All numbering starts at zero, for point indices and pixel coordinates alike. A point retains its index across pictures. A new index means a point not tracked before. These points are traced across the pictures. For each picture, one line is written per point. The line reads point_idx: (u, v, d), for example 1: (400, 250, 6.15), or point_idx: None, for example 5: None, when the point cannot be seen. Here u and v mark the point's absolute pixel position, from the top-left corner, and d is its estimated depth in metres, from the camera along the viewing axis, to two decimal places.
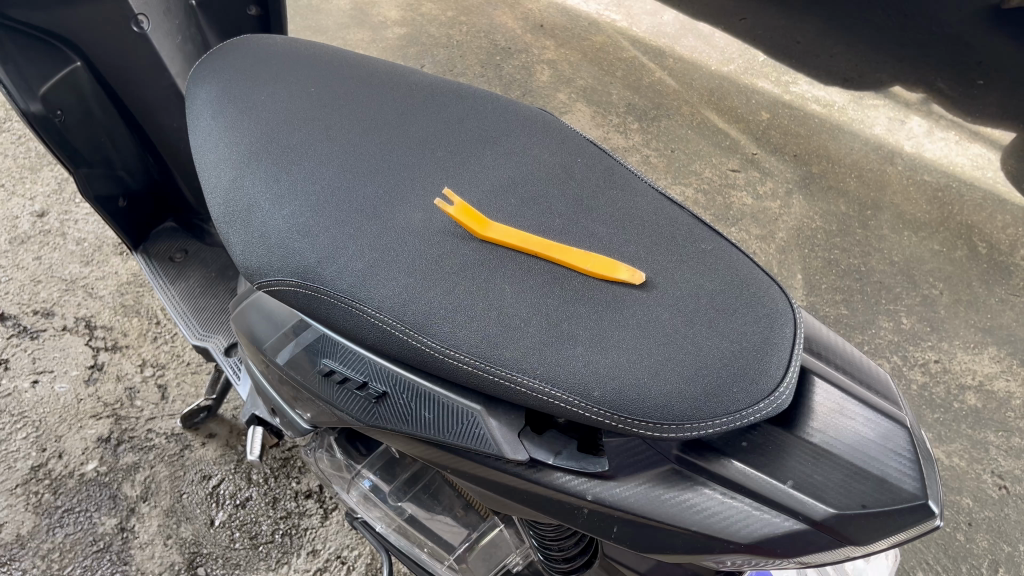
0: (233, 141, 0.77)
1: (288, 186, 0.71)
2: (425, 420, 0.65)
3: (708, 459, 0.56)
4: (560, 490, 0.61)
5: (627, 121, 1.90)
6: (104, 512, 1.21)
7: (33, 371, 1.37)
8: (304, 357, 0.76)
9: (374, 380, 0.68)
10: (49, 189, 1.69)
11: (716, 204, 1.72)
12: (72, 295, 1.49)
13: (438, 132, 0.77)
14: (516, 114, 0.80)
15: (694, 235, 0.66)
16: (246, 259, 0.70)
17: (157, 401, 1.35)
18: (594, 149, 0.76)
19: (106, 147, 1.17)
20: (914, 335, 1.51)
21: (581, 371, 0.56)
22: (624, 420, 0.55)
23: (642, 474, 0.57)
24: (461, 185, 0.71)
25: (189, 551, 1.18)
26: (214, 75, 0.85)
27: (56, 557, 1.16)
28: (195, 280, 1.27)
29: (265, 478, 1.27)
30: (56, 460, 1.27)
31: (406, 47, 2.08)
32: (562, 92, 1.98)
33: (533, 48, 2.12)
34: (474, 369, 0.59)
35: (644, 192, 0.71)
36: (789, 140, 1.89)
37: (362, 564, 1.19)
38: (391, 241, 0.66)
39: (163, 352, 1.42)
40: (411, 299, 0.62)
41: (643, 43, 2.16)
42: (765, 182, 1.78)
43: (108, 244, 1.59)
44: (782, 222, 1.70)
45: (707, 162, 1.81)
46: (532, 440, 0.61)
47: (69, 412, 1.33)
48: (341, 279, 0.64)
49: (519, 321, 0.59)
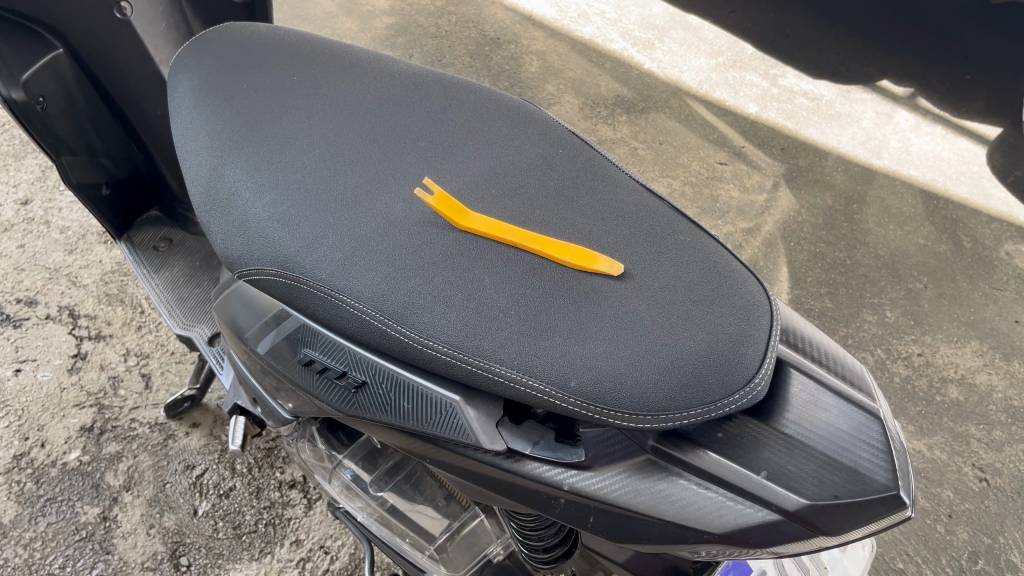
0: (214, 130, 0.77)
1: (269, 175, 0.71)
2: (404, 410, 0.65)
3: (683, 450, 0.56)
4: (537, 481, 0.61)
5: (615, 113, 1.89)
6: (86, 501, 1.21)
7: (16, 359, 1.36)
8: (285, 346, 0.76)
9: (354, 370, 0.68)
10: (33, 176, 1.68)
11: (702, 196, 1.72)
12: (55, 283, 1.49)
13: (420, 122, 0.77)
14: (498, 104, 0.79)
15: (674, 226, 0.66)
16: (226, 248, 0.70)
17: (142, 390, 1.35)
18: (576, 140, 0.76)
19: (89, 136, 1.16)
20: (898, 328, 1.52)
21: (558, 361, 0.56)
22: (600, 411, 0.55)
23: (618, 464, 0.58)
24: (442, 175, 0.71)
25: (172, 540, 1.17)
26: (196, 63, 0.85)
27: (38, 545, 1.16)
28: (180, 269, 1.26)
29: (249, 468, 1.27)
30: (38, 449, 1.26)
31: (395, 36, 2.07)
32: (550, 83, 1.97)
33: (522, 38, 2.11)
34: (452, 360, 0.59)
35: (624, 184, 0.71)
36: (777, 132, 1.89)
37: (345, 554, 1.19)
38: (372, 231, 0.66)
39: (147, 342, 1.42)
40: (390, 289, 0.62)
41: (633, 35, 2.16)
42: (752, 175, 1.78)
43: (92, 233, 1.59)
44: (768, 214, 1.70)
45: (695, 155, 1.81)
46: (509, 431, 0.62)
47: (52, 401, 1.32)
48: (321, 268, 0.64)
49: (496, 311, 0.59)
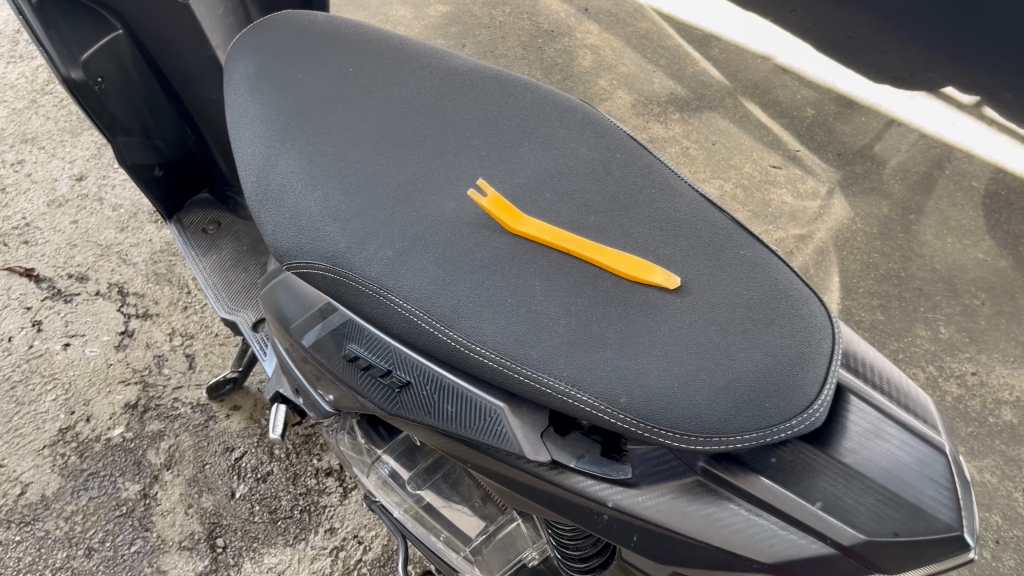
0: (269, 119, 0.77)
1: (323, 169, 0.71)
2: (448, 414, 0.64)
3: (735, 473, 0.54)
4: (580, 495, 0.59)
5: (669, 111, 1.86)
6: (128, 478, 1.23)
7: (65, 334, 1.40)
8: (330, 340, 0.76)
9: (398, 369, 0.68)
10: (88, 153, 1.71)
11: (754, 201, 1.68)
12: (106, 260, 1.51)
13: (475, 119, 0.75)
14: (556, 103, 0.77)
15: (733, 240, 0.64)
16: (277, 238, 0.70)
17: (185, 370, 1.36)
18: (634, 145, 0.73)
19: (145, 117, 1.17)
20: (951, 345, 1.47)
21: (608, 375, 0.55)
22: (650, 428, 0.54)
23: (666, 484, 0.56)
24: (496, 176, 0.70)
25: (209, 521, 1.19)
26: (255, 49, 0.85)
27: (79, 519, 1.18)
28: (227, 253, 1.27)
29: (287, 454, 1.27)
30: (83, 423, 1.29)
31: (448, 26, 2.07)
32: (603, 78, 1.94)
33: (576, 32, 2.09)
34: (499, 367, 0.58)
35: (683, 193, 0.68)
36: (835, 137, 1.83)
37: (379, 545, 1.19)
38: (423, 231, 0.65)
39: (192, 322, 1.43)
40: (440, 292, 0.62)
41: (690, 32, 2.10)
42: (807, 181, 1.73)
43: (143, 211, 1.60)
44: (822, 222, 1.65)
45: (748, 157, 1.77)
46: (554, 442, 0.61)
47: (99, 376, 1.34)
48: (370, 266, 0.64)
49: (547, 320, 0.58)
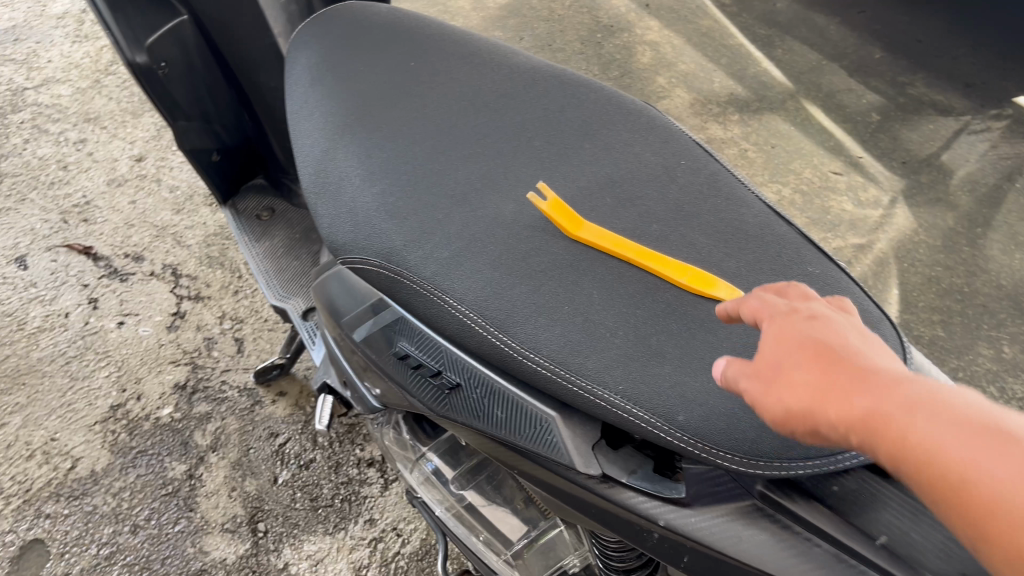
0: (329, 111, 0.76)
1: (381, 164, 0.70)
2: (497, 419, 0.63)
3: (795, 499, 0.53)
4: (629, 511, 0.57)
5: (728, 112, 1.82)
6: (174, 457, 1.24)
7: (119, 312, 1.42)
8: (381, 337, 0.75)
9: (449, 370, 0.67)
10: (148, 134, 1.73)
11: (813, 207, 1.64)
12: (161, 241, 1.53)
13: (536, 119, 0.74)
14: (620, 105, 0.75)
15: (801, 255, 0.62)
16: (333, 232, 0.69)
17: (234, 354, 1.38)
18: (700, 151, 0.71)
19: (205, 102, 1.18)
20: (1017, 366, 1.41)
21: (666, 392, 0.54)
22: (707, 449, 0.53)
23: (721, 506, 0.54)
24: (556, 179, 0.68)
25: (252, 505, 1.20)
26: (318, 40, 0.84)
27: (126, 495, 1.20)
28: (280, 240, 1.28)
29: (330, 442, 1.28)
30: (133, 401, 1.31)
31: (507, 18, 2.05)
32: (662, 76, 1.91)
33: (636, 27, 2.05)
34: (551, 375, 0.57)
35: (750, 204, 0.66)
36: (898, 146, 1.76)
37: (417, 539, 1.18)
38: (480, 233, 0.64)
39: (243, 307, 1.44)
40: (496, 296, 0.61)
41: (753, 31, 2.04)
42: (869, 189, 1.67)
43: (199, 194, 1.62)
44: (883, 232, 1.60)
45: (808, 162, 1.72)
46: (606, 455, 0.59)
47: (150, 355, 1.36)
48: (426, 266, 0.63)
49: (604, 330, 0.57)
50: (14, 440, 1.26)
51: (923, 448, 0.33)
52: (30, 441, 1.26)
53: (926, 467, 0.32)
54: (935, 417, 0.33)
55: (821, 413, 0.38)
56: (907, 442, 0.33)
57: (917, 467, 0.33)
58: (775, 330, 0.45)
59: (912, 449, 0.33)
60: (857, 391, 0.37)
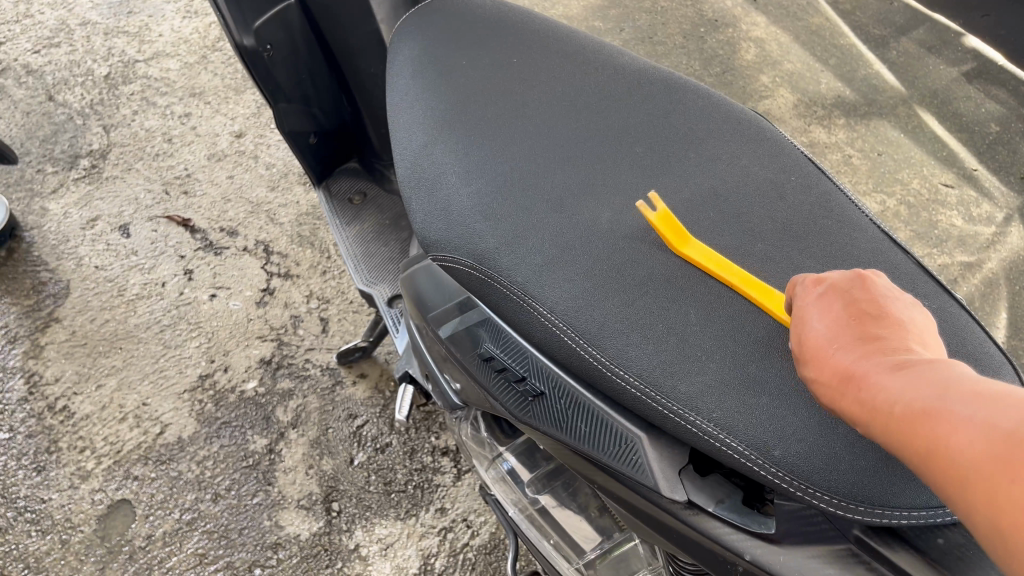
0: (428, 105, 0.75)
1: (478, 163, 0.69)
2: (580, 433, 0.62)
3: (893, 548, 0.49)
4: (713, 541, 0.55)
5: (833, 115, 1.75)
6: (257, 431, 1.28)
7: (212, 285, 1.46)
8: (467, 337, 0.74)
9: (534, 378, 0.66)
10: (249, 112, 1.77)
11: (919, 220, 1.56)
12: (255, 218, 1.57)
13: (639, 124, 0.72)
14: (728, 114, 0.72)
15: (917, 287, 0.59)
16: (425, 227, 0.68)
17: (318, 333, 1.40)
18: (811, 167, 0.68)
19: (306, 86, 1.20)
20: None
21: (762, 424, 0.52)
22: (801, 487, 0.50)
23: (813, 547, 0.51)
24: (657, 190, 0.66)
25: (327, 484, 1.22)
26: (421, 31, 0.84)
27: (209, 464, 1.24)
28: (370, 225, 1.29)
29: (406, 428, 1.29)
30: (221, 372, 1.35)
31: (608, 7, 2.01)
32: (765, 74, 1.85)
33: (742, 23, 1.99)
34: (640, 395, 0.55)
35: (863, 228, 0.63)
36: (1020, 160, 1.65)
37: (487, 532, 1.18)
38: (575, 241, 0.63)
39: (329, 287, 1.47)
40: (588, 307, 0.59)
41: (866, 31, 1.95)
42: (981, 205, 1.58)
43: (294, 173, 1.65)
44: (994, 251, 1.51)
45: (917, 172, 1.64)
46: (692, 481, 0.57)
47: (239, 329, 1.40)
48: (518, 271, 0.63)
49: (700, 353, 0.55)
50: (108, 402, 1.32)
51: (934, 426, 0.39)
52: (123, 405, 1.31)
53: (936, 441, 0.38)
54: (945, 402, 0.39)
55: (856, 400, 0.44)
56: (910, 430, 0.40)
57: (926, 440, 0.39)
58: (820, 312, 0.50)
59: (924, 427, 0.39)
60: (884, 378, 0.43)
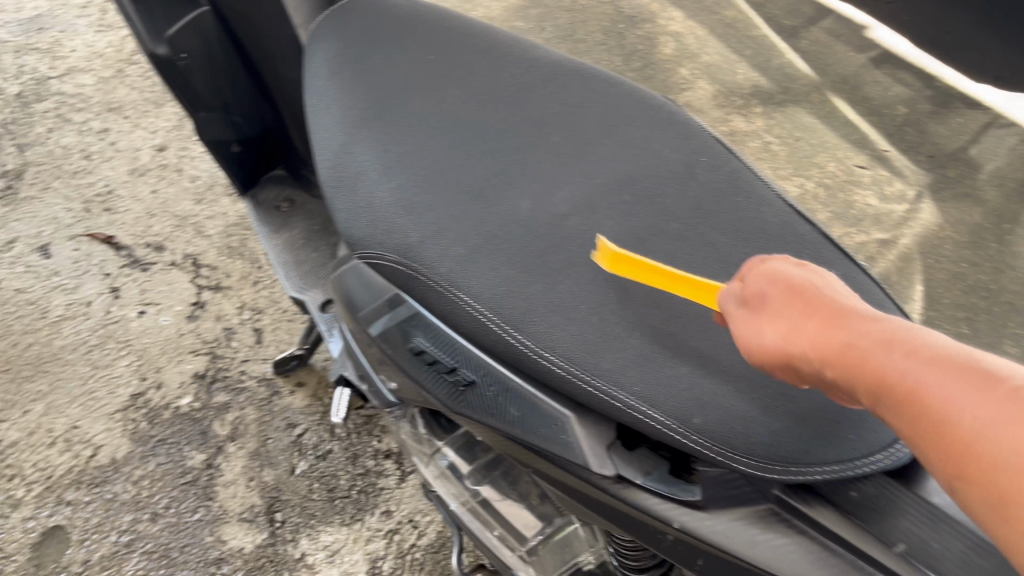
0: (346, 104, 0.76)
1: (398, 159, 0.70)
2: (511, 417, 0.63)
3: (812, 505, 0.52)
4: (644, 512, 0.56)
5: (751, 104, 1.80)
6: (194, 446, 1.25)
7: (140, 301, 1.43)
8: (397, 332, 0.74)
9: (464, 367, 0.66)
10: (170, 124, 1.74)
11: (837, 201, 1.62)
12: (182, 231, 1.54)
13: (555, 114, 0.73)
14: (640, 100, 0.74)
15: (821, 257, 0.62)
16: (349, 226, 0.69)
17: (253, 344, 1.38)
18: (720, 147, 0.70)
19: (226, 94, 1.19)
20: None
21: (683, 394, 0.54)
22: (722, 452, 0.52)
23: (737, 509, 0.53)
24: (574, 175, 0.67)
25: (270, 495, 1.21)
26: (336, 31, 0.84)
27: (145, 483, 1.21)
28: (299, 231, 1.28)
29: (347, 434, 1.28)
30: (154, 390, 1.32)
31: (529, 7, 2.04)
32: (684, 67, 1.89)
33: (660, 18, 2.03)
34: (566, 376, 0.57)
35: (770, 202, 0.66)
36: (926, 138, 1.73)
37: (433, 531, 1.19)
38: (497, 230, 0.64)
39: (262, 298, 1.45)
40: (511, 293, 0.60)
41: (778, 22, 2.01)
42: (894, 183, 1.64)
43: (220, 184, 1.63)
44: (908, 227, 1.57)
45: (832, 155, 1.70)
46: (621, 456, 0.58)
47: (170, 344, 1.37)
48: (442, 263, 0.63)
49: (621, 331, 0.57)
50: (36, 427, 1.28)
51: (930, 396, 0.36)
52: (52, 429, 1.28)
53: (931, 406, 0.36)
54: (938, 373, 0.37)
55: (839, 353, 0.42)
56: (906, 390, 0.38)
57: (917, 407, 0.36)
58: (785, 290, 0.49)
59: (918, 401, 0.37)
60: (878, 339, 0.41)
